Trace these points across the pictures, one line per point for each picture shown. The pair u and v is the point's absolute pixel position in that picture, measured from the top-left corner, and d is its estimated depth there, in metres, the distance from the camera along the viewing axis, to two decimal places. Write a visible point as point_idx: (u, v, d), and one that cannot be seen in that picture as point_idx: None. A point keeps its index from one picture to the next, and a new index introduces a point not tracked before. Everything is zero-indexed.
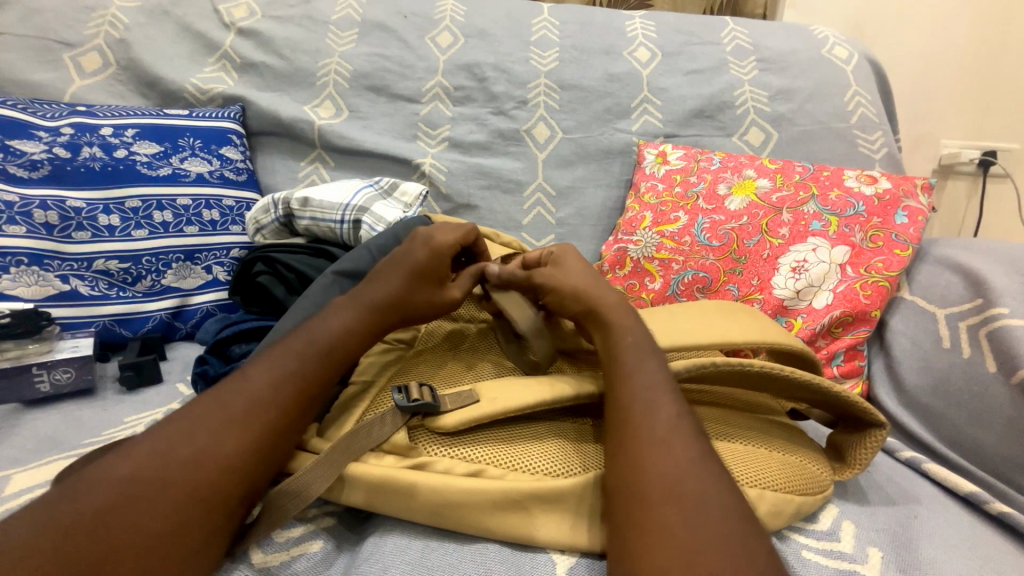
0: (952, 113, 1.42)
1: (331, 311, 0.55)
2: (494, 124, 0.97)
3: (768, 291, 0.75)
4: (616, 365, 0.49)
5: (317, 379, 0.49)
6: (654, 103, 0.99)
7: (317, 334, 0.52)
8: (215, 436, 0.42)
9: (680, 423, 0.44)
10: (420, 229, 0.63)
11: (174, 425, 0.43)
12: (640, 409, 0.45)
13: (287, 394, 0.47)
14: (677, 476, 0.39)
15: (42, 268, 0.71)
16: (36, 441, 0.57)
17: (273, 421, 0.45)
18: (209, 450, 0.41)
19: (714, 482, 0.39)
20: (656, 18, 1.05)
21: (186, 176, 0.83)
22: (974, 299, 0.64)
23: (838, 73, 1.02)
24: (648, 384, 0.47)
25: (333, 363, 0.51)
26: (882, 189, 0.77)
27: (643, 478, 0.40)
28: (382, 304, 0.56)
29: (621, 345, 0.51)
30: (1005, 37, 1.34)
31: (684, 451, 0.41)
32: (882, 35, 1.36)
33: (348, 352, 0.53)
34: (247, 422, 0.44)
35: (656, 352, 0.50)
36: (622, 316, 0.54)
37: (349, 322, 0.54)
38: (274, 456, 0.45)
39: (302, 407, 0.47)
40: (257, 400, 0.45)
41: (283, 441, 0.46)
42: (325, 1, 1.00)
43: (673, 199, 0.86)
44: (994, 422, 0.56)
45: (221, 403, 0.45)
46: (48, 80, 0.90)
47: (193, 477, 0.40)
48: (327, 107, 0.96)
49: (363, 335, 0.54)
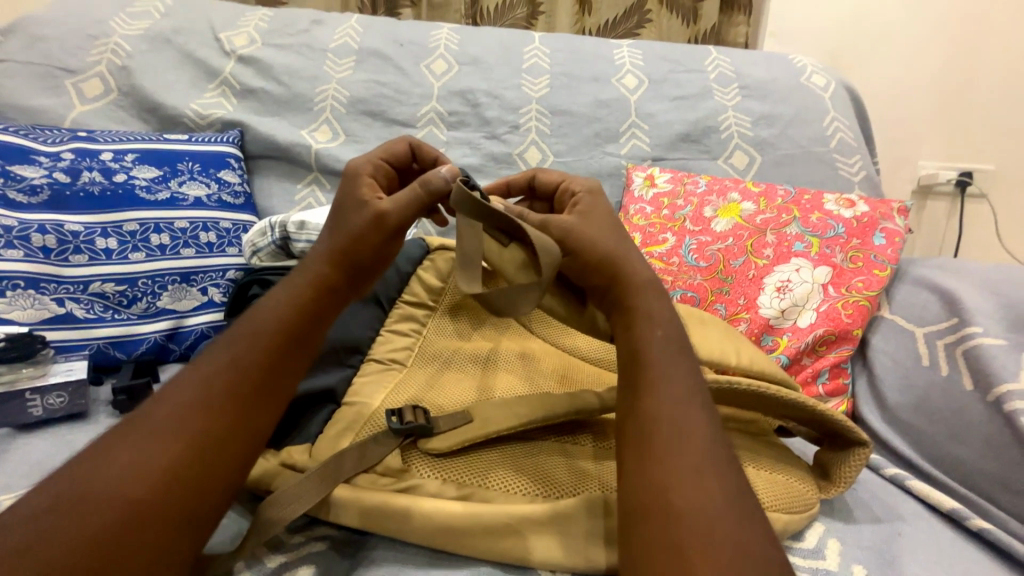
0: (929, 136, 1.47)
1: (275, 291, 0.52)
2: (487, 148, 1.00)
3: (754, 310, 0.77)
4: (642, 362, 0.46)
5: (264, 362, 0.46)
6: (642, 128, 1.03)
7: (255, 316, 0.49)
8: (158, 440, 0.40)
9: (693, 429, 0.41)
10: (353, 168, 0.59)
11: (114, 437, 0.40)
12: (649, 416, 0.43)
13: (232, 382, 0.44)
14: (669, 491, 0.38)
15: (38, 291, 0.71)
16: (25, 466, 0.57)
17: (223, 422, 0.43)
18: (157, 453, 0.39)
19: (708, 494, 0.37)
20: (642, 47, 1.10)
21: (184, 200, 0.84)
22: (951, 318, 0.67)
23: (816, 100, 1.07)
24: (672, 399, 0.43)
25: (286, 343, 0.48)
26: (860, 212, 0.80)
27: (640, 499, 0.39)
28: (327, 278, 0.53)
29: (650, 337, 0.48)
30: (972, 66, 1.41)
31: (680, 458, 0.39)
32: (858, 63, 1.43)
33: (296, 334, 0.49)
34: (192, 425, 0.41)
35: (686, 350, 0.48)
36: (650, 299, 0.51)
37: (294, 298, 0.51)
38: (232, 447, 0.42)
39: (254, 391, 0.45)
40: (201, 402, 0.43)
41: (239, 431, 0.43)
42: (324, 30, 1.04)
43: (661, 220, 0.89)
44: (973, 439, 0.58)
45: (165, 404, 0.42)
46: (49, 105, 0.92)
47: (142, 485, 0.38)
48: (325, 131, 0.99)
49: (307, 310, 0.51)
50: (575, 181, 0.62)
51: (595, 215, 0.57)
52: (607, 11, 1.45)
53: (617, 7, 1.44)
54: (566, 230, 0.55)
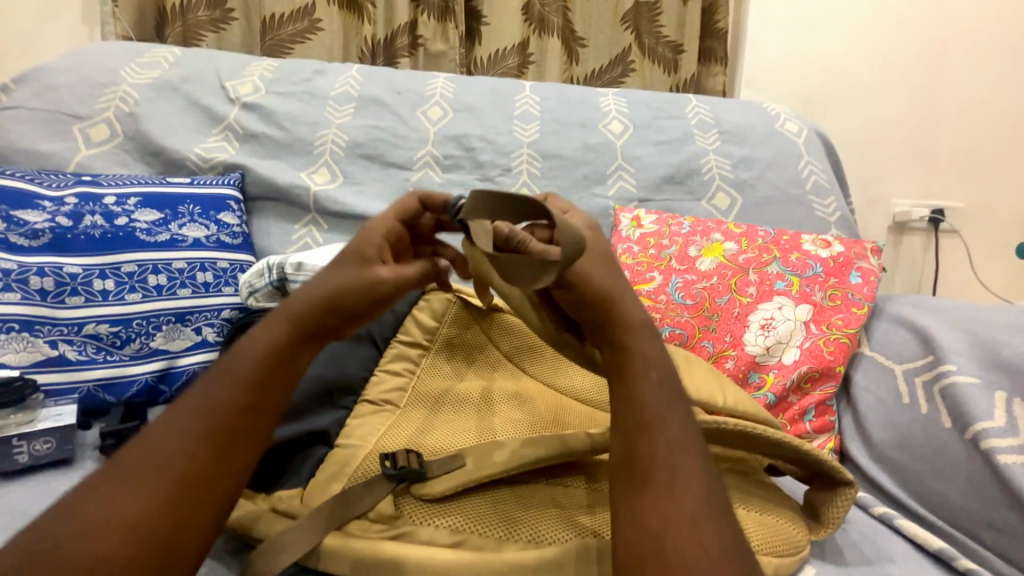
0: (900, 175, 1.56)
1: (252, 332, 0.50)
2: (480, 189, 1.04)
3: (740, 347, 0.79)
4: (639, 410, 0.46)
5: (238, 409, 0.45)
6: (628, 171, 1.08)
7: (233, 360, 0.48)
8: (125, 497, 0.39)
9: (692, 481, 0.42)
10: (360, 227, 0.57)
11: (85, 492, 0.39)
12: (650, 467, 0.43)
13: (204, 433, 0.43)
14: (671, 549, 0.38)
15: (32, 334, 0.72)
16: (7, 517, 0.56)
17: (199, 470, 0.42)
18: (124, 512, 0.38)
19: (707, 552, 0.38)
20: (626, 95, 1.17)
21: (183, 241, 0.86)
22: (927, 356, 0.69)
23: (791, 145, 1.13)
24: (667, 447, 0.44)
25: (262, 388, 0.47)
26: (836, 252, 0.84)
27: (641, 555, 0.39)
28: (308, 320, 0.51)
29: (647, 383, 0.48)
30: (934, 112, 1.51)
31: (679, 513, 0.40)
32: (829, 109, 1.52)
33: (279, 374, 0.48)
34: (169, 474, 0.41)
35: (681, 396, 0.48)
36: (644, 341, 0.51)
37: (276, 336, 0.49)
38: (202, 501, 0.41)
39: (227, 441, 0.44)
40: (177, 449, 0.42)
41: (210, 484, 0.42)
42: (326, 79, 1.09)
43: (649, 259, 0.92)
44: (955, 477, 0.60)
45: (136, 456, 0.41)
46: (56, 150, 0.95)
47: (108, 547, 0.37)
48: (323, 174, 1.02)
49: (288, 356, 0.49)
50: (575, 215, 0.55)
51: (596, 252, 0.52)
52: (593, 61, 1.54)
53: (603, 58, 1.54)
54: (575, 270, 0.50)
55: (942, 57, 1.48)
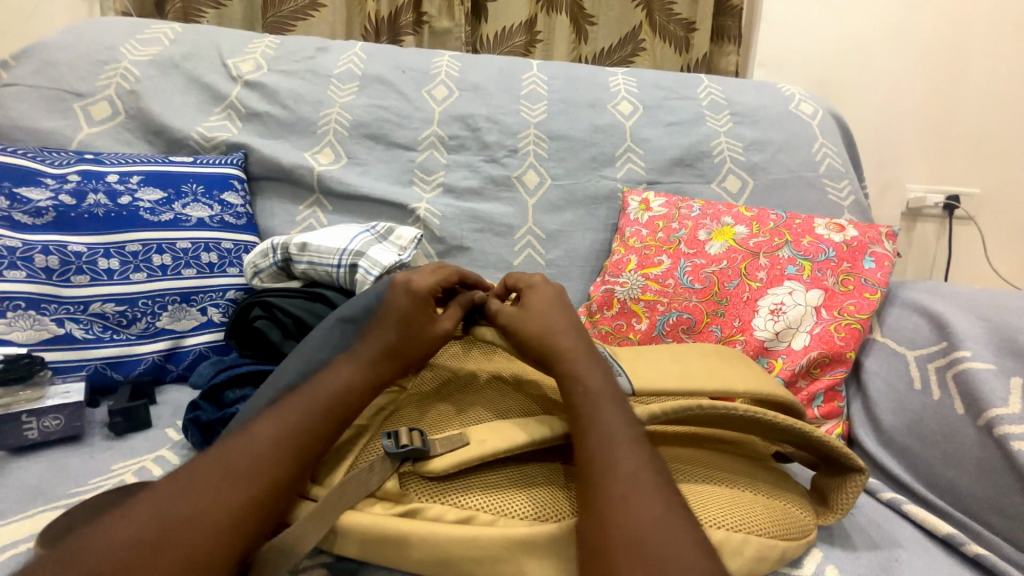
0: (916, 161, 1.52)
1: (336, 364, 0.57)
2: (486, 171, 1.02)
3: (749, 332, 0.79)
4: (575, 418, 0.50)
5: (319, 431, 0.50)
6: (637, 153, 1.06)
7: (315, 388, 0.53)
8: (221, 491, 0.43)
9: (622, 468, 0.45)
10: (406, 278, 0.65)
11: (177, 484, 0.43)
12: (587, 464, 0.46)
13: (285, 449, 0.47)
14: (603, 531, 0.41)
15: (39, 312, 0.72)
16: (20, 491, 0.56)
17: (279, 476, 0.45)
18: (203, 518, 0.41)
19: (642, 522, 0.41)
20: (636, 75, 1.13)
21: (187, 221, 0.85)
22: (940, 341, 0.68)
23: (805, 127, 1.10)
24: (604, 436, 0.47)
25: (340, 415, 0.52)
26: (850, 236, 0.82)
27: (587, 541, 0.41)
28: (387, 355, 0.58)
29: (577, 394, 0.52)
30: (955, 94, 1.46)
31: (611, 491, 0.43)
32: (845, 92, 1.48)
33: (353, 409, 0.53)
34: (254, 477, 0.44)
35: (614, 397, 0.51)
36: (586, 365, 0.54)
37: (349, 375, 0.55)
38: (272, 512, 0.44)
39: (307, 462, 0.48)
40: (262, 457, 0.46)
41: (283, 498, 0.45)
42: (329, 57, 1.07)
43: (657, 243, 0.90)
44: (966, 463, 0.59)
45: (220, 469, 0.44)
46: (57, 127, 0.94)
47: (200, 537, 0.40)
48: (327, 154, 1.01)
49: (364, 389, 0.55)
50: (529, 278, 0.67)
51: (533, 302, 0.62)
52: (603, 39, 1.50)
53: (612, 37, 1.50)
54: (509, 319, 0.61)
55: (966, 35, 1.43)
